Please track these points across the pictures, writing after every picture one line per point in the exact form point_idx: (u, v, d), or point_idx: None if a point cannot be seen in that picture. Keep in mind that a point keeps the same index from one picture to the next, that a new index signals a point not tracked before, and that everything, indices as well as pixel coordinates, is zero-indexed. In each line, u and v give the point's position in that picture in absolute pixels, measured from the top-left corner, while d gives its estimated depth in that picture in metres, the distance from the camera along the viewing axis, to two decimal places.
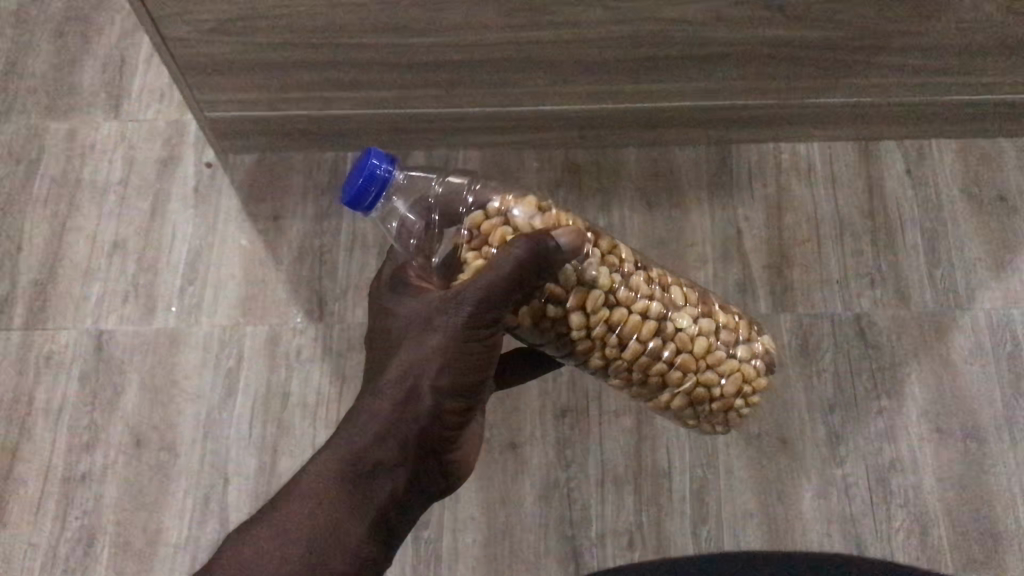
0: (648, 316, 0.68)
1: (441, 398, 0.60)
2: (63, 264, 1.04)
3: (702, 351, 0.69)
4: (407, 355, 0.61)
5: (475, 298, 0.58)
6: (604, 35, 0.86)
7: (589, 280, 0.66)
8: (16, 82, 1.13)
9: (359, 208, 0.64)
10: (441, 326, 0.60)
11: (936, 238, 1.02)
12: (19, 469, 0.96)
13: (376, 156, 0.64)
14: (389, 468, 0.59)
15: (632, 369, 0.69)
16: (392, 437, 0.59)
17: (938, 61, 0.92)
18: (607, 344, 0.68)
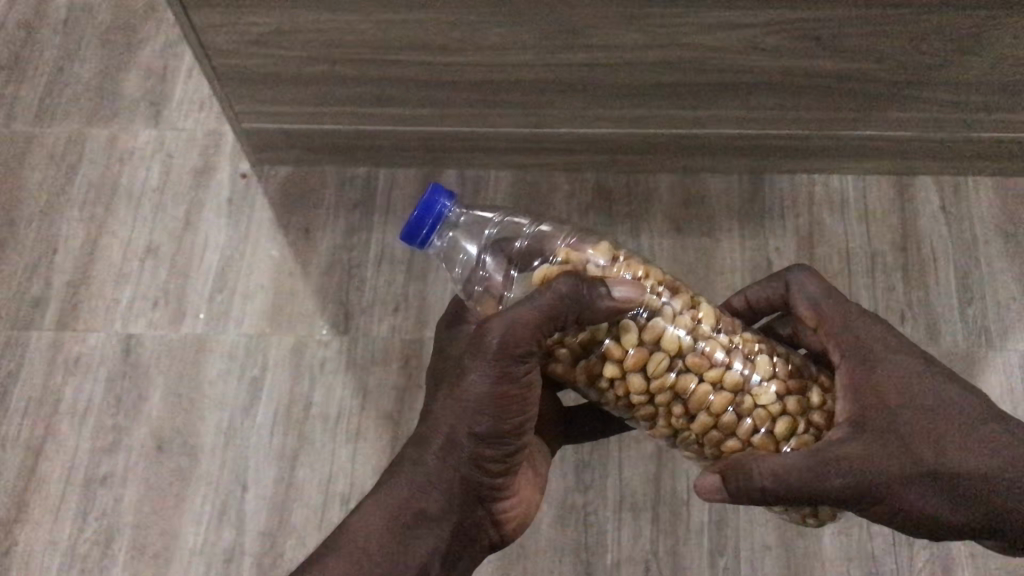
0: (721, 386, 0.63)
1: (484, 444, 0.60)
2: (96, 267, 1.06)
3: (784, 435, 0.62)
4: (448, 403, 0.61)
5: (511, 342, 0.58)
6: (640, 59, 0.87)
7: (652, 343, 0.62)
8: (61, 89, 1.15)
9: (415, 240, 0.65)
10: (480, 370, 0.59)
11: (970, 277, 1.00)
12: (42, 467, 0.97)
13: (437, 192, 0.64)
14: (435, 517, 0.59)
15: (703, 442, 0.65)
16: (434, 486, 0.60)
17: (975, 97, 0.91)
18: (673, 413, 0.64)
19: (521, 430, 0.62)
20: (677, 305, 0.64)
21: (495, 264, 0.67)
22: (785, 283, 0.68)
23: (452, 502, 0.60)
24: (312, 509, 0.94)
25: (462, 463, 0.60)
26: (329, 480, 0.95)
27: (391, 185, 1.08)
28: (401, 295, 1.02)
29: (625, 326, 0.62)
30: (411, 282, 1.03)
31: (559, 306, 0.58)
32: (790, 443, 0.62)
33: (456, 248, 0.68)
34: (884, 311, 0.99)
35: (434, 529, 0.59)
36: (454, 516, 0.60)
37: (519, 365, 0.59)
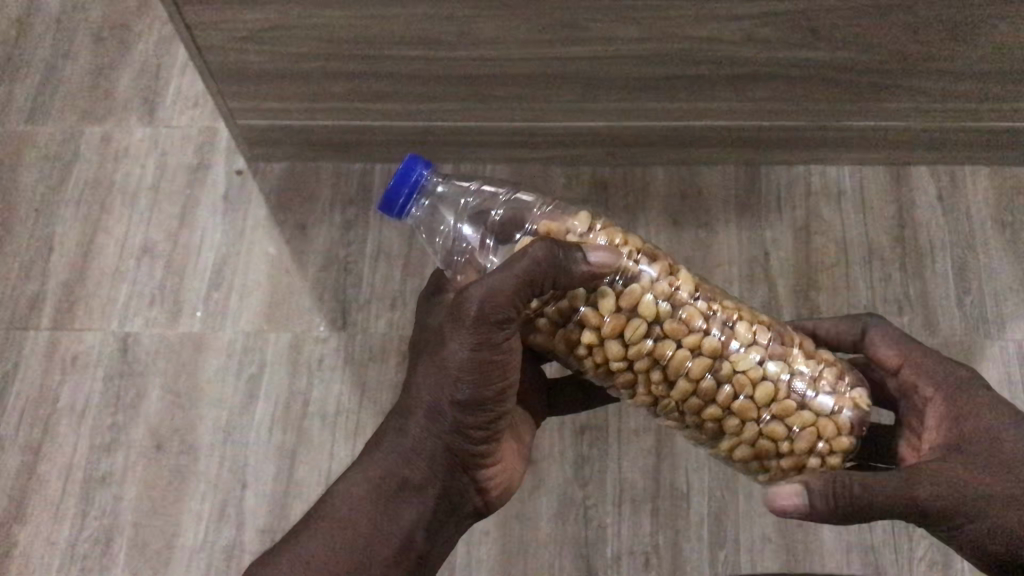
0: (700, 352, 0.62)
1: (465, 414, 0.61)
2: (92, 266, 1.06)
3: (764, 399, 0.62)
4: (431, 369, 0.61)
5: (485, 309, 0.56)
6: (635, 51, 0.86)
7: (630, 308, 0.61)
8: (54, 87, 1.15)
9: (393, 210, 0.65)
10: (457, 339, 0.58)
11: (967, 266, 1.00)
12: (40, 467, 0.97)
13: (413, 161, 0.65)
14: (418, 485, 0.62)
15: (683, 410, 0.64)
16: (418, 456, 0.62)
17: (972, 87, 0.91)
18: (652, 380, 0.63)
19: (502, 397, 0.61)
20: (656, 271, 0.64)
21: (474, 235, 0.67)
22: (862, 330, 0.68)
23: (434, 469, 0.62)
24: (311, 505, 0.94)
25: (445, 431, 0.61)
26: (328, 476, 0.95)
27: (387, 180, 1.08)
28: (398, 291, 1.02)
29: (602, 292, 0.61)
30: (408, 277, 1.02)
31: (534, 270, 0.55)
32: (771, 407, 0.63)
33: (436, 221, 0.69)
34: (881, 303, 0.99)
35: (419, 499, 0.62)
36: (436, 482, 0.62)
37: (496, 332, 0.57)
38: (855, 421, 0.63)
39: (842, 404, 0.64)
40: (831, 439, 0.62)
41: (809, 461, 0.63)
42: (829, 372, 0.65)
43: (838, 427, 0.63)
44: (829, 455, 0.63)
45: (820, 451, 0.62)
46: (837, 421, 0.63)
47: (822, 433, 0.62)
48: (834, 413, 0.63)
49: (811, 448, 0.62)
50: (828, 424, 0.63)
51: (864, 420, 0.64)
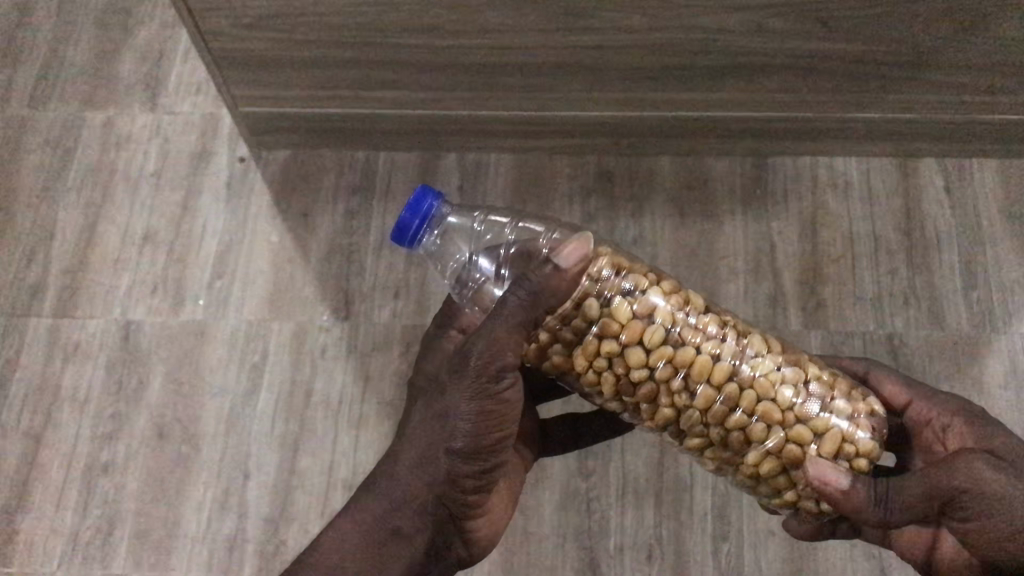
0: (718, 358, 0.64)
1: (457, 464, 0.61)
2: (94, 254, 1.05)
3: (787, 401, 0.63)
4: (429, 420, 0.62)
5: (484, 359, 0.58)
6: (643, 41, 0.85)
7: (648, 316, 0.64)
8: (56, 72, 1.14)
9: (404, 239, 0.65)
10: (459, 390, 0.60)
11: (974, 259, 1.00)
12: (42, 455, 0.97)
13: (426, 192, 0.65)
14: (407, 534, 0.63)
15: (708, 422, 0.64)
16: (406, 504, 0.63)
17: (982, 79, 0.90)
18: (674, 391, 0.64)
19: (500, 451, 0.62)
20: (665, 285, 0.66)
21: (487, 264, 0.68)
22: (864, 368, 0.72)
23: (423, 519, 0.63)
24: (315, 495, 0.93)
25: (439, 482, 0.62)
26: (331, 466, 0.94)
27: (391, 169, 1.07)
28: (402, 280, 1.01)
29: (618, 302, 0.63)
30: (411, 267, 1.02)
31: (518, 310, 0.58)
32: (794, 412, 0.63)
33: (450, 250, 0.69)
34: (887, 296, 0.99)
35: (407, 545, 0.63)
36: (424, 532, 0.63)
37: (494, 382, 0.59)
38: (874, 427, 0.64)
39: (860, 410, 0.64)
40: (856, 440, 0.62)
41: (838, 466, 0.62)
42: (837, 382, 0.66)
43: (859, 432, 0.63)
44: (857, 458, 0.62)
45: (849, 454, 0.62)
46: (858, 423, 0.63)
47: (845, 437, 0.62)
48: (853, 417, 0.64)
49: (839, 451, 0.62)
50: (850, 429, 0.63)
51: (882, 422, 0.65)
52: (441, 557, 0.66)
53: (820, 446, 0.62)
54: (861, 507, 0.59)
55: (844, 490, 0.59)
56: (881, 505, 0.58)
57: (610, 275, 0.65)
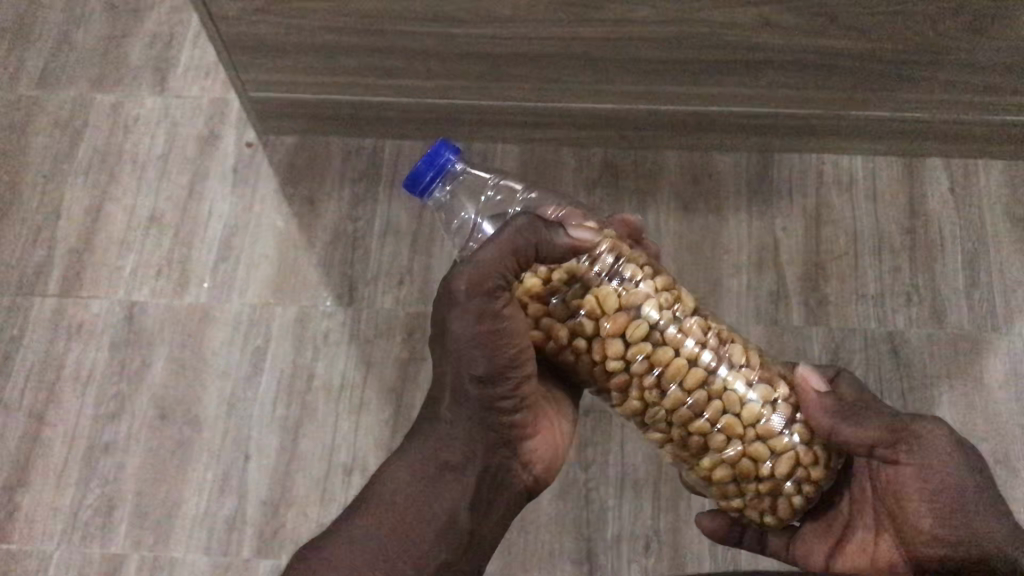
0: (695, 364, 0.64)
1: (487, 388, 0.61)
2: (100, 235, 1.06)
3: (750, 418, 0.64)
4: (448, 362, 0.62)
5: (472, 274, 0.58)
6: (651, 34, 0.86)
7: (633, 311, 0.64)
8: (66, 54, 1.14)
9: (416, 188, 0.65)
10: (459, 316, 0.59)
11: (977, 260, 1.00)
12: (44, 433, 0.97)
13: (443, 145, 0.66)
14: (457, 468, 0.62)
15: (671, 422, 0.65)
16: (452, 443, 0.63)
17: (988, 80, 0.90)
18: (645, 386, 0.64)
19: (522, 362, 0.61)
20: (660, 280, 0.66)
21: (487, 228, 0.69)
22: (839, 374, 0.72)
23: (473, 449, 0.62)
24: (315, 479, 0.94)
25: (476, 412, 0.62)
26: (331, 451, 0.95)
27: (397, 156, 1.07)
28: (405, 268, 1.02)
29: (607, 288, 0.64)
30: (416, 254, 1.02)
31: (519, 236, 0.59)
32: (756, 428, 0.64)
33: (457, 207, 0.70)
34: (890, 294, 0.99)
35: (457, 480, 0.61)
36: (478, 460, 0.62)
37: (492, 300, 0.59)
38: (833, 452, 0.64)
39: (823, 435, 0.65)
40: (811, 466, 0.63)
41: (787, 486, 0.64)
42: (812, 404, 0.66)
43: (816, 456, 0.64)
44: (806, 481, 0.64)
45: (800, 477, 0.64)
46: (818, 450, 0.64)
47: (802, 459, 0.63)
48: (817, 441, 0.64)
49: (790, 474, 0.63)
50: (809, 452, 0.63)
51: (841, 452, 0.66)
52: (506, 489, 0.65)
53: (774, 466, 0.63)
54: (820, 413, 0.62)
55: (818, 395, 0.63)
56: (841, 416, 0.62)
57: (610, 261, 0.66)
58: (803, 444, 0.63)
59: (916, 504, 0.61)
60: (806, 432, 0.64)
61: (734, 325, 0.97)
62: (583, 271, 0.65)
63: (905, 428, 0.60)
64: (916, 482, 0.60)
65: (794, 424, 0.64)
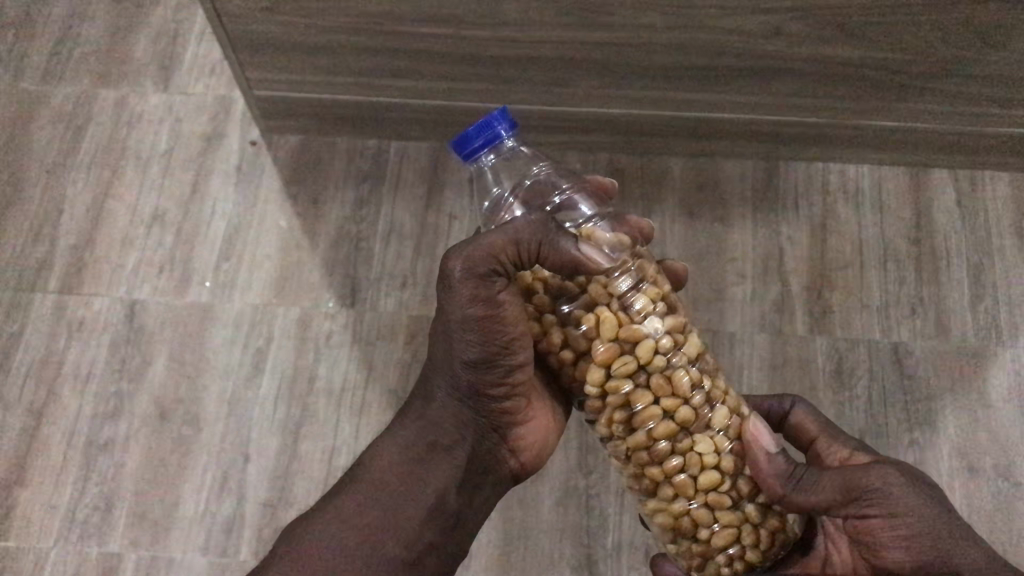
0: (673, 417, 0.60)
1: (477, 375, 0.61)
2: (101, 231, 1.05)
3: (706, 486, 0.61)
4: (442, 339, 0.62)
5: (467, 260, 0.56)
6: (660, 40, 0.85)
7: (626, 351, 0.60)
8: (70, 48, 1.14)
9: (461, 150, 0.62)
10: (455, 298, 0.58)
11: (982, 272, 0.99)
12: (43, 431, 0.97)
13: (501, 113, 0.62)
14: (446, 449, 0.64)
15: (629, 456, 0.63)
16: (441, 425, 0.64)
17: (998, 91, 0.90)
18: (614, 419, 0.61)
19: (513, 351, 0.60)
20: (672, 323, 0.61)
21: (516, 209, 0.66)
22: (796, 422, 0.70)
23: (463, 432, 0.64)
24: (314, 481, 0.93)
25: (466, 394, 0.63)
26: (331, 453, 0.94)
27: (402, 158, 1.07)
28: (408, 270, 1.01)
29: (610, 312, 0.60)
30: (419, 256, 1.02)
31: (528, 231, 0.56)
32: (707, 495, 0.61)
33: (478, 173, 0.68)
34: (894, 305, 0.99)
35: (447, 460, 0.63)
36: (467, 442, 0.64)
37: (483, 287, 0.57)
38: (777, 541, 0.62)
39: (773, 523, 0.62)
40: (749, 547, 0.61)
41: (717, 556, 0.62)
42: None
43: (757, 539, 0.61)
44: (738, 558, 0.62)
45: (733, 553, 0.62)
46: (760, 536, 0.61)
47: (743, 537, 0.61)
48: (765, 525, 0.61)
49: (724, 548, 0.61)
50: (751, 536, 0.61)
51: (789, 543, 0.63)
52: (495, 471, 0.67)
53: (711, 535, 0.61)
54: (772, 478, 0.59)
55: (766, 455, 0.60)
56: (792, 482, 0.58)
57: (630, 284, 0.61)
58: (748, 523, 0.61)
59: (891, 554, 0.55)
60: (760, 513, 0.61)
61: (737, 335, 0.97)
62: (596, 285, 0.60)
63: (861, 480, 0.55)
64: (886, 535, 0.55)
65: (750, 502, 0.61)
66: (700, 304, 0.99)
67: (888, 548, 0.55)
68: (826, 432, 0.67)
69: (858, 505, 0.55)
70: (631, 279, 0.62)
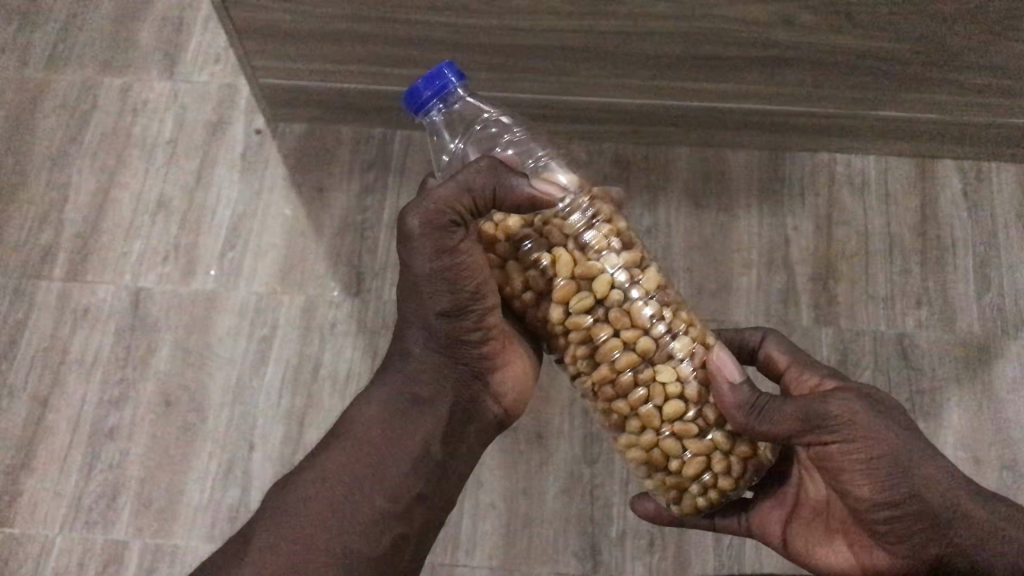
0: (633, 348, 0.61)
1: (451, 325, 0.61)
2: (107, 219, 1.05)
3: (671, 415, 0.61)
4: (410, 299, 0.61)
5: (429, 210, 0.56)
6: (666, 29, 0.85)
7: (584, 284, 0.61)
8: (75, 36, 1.13)
9: (412, 104, 0.62)
10: (421, 250, 0.57)
11: (988, 263, 0.99)
12: (48, 418, 0.97)
13: (448, 65, 0.62)
14: (428, 400, 0.62)
15: (596, 394, 0.63)
16: (420, 379, 0.63)
17: (1007, 83, 0.90)
18: (578, 356, 0.62)
19: (483, 296, 0.60)
20: (627, 256, 0.62)
21: (470, 153, 0.66)
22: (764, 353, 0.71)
23: (444, 383, 0.63)
24: None
25: (441, 346, 0.63)
26: None
27: (408, 147, 1.06)
28: None
29: (565, 251, 0.61)
30: None
31: (478, 176, 0.56)
32: (675, 424, 0.61)
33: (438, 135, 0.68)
34: (900, 296, 0.98)
35: (431, 413, 0.62)
36: (448, 394, 0.63)
37: (446, 240, 0.57)
38: (749, 466, 0.62)
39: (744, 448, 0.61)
40: (720, 474, 0.61)
41: (692, 484, 0.62)
42: None
43: (729, 464, 0.61)
44: (711, 486, 0.62)
45: (706, 480, 0.62)
46: (731, 460, 0.61)
47: (714, 464, 0.61)
48: (735, 451, 0.61)
49: (696, 475, 0.61)
50: (722, 461, 0.61)
51: (763, 467, 0.62)
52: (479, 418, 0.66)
53: (682, 464, 0.61)
54: (733, 407, 0.58)
55: (730, 383, 0.59)
56: (753, 412, 0.57)
57: (582, 220, 0.62)
58: (718, 450, 0.61)
59: (849, 477, 0.57)
60: (728, 439, 0.61)
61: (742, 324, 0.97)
62: (552, 226, 0.62)
63: (820, 410, 0.55)
64: (845, 459, 0.56)
65: (718, 429, 0.61)
66: (706, 294, 0.99)
67: (845, 471, 0.57)
68: (795, 361, 0.67)
69: (818, 435, 0.56)
70: (584, 216, 0.63)
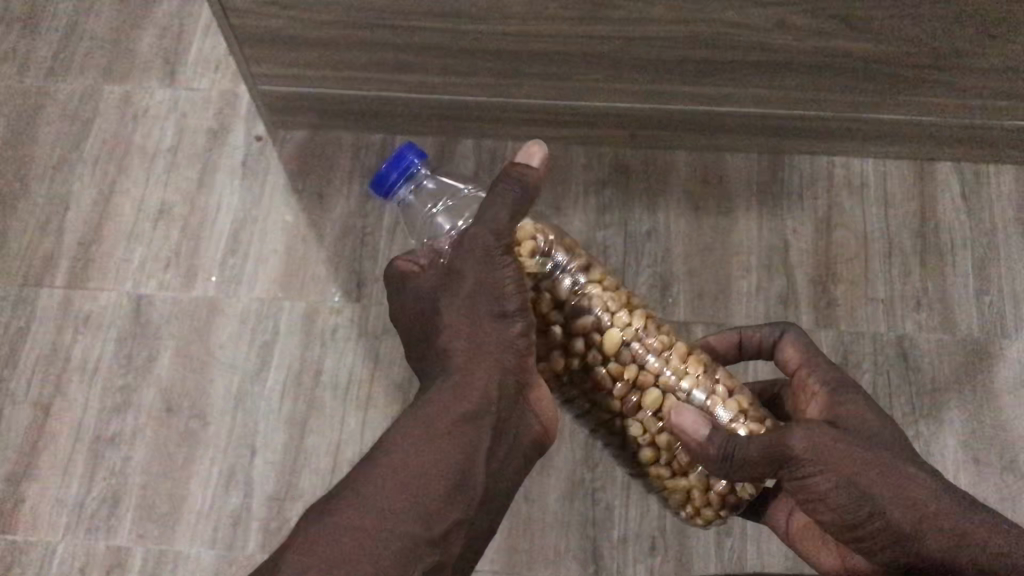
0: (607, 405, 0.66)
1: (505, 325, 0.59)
2: (108, 226, 1.05)
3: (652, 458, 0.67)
4: (464, 302, 0.59)
5: (488, 233, 0.59)
6: (664, 34, 0.85)
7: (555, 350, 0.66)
8: (75, 45, 1.14)
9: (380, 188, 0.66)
10: (473, 270, 0.59)
11: (987, 264, 1.00)
12: (50, 425, 0.97)
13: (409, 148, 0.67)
14: (473, 413, 0.57)
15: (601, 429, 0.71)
16: (466, 390, 0.57)
17: (1004, 84, 0.90)
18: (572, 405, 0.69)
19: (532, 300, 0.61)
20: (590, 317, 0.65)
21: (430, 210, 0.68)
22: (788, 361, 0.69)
23: (489, 396, 0.57)
24: (320, 475, 0.94)
25: (489, 350, 0.59)
26: (338, 447, 0.95)
27: None
28: None
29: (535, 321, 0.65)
30: None
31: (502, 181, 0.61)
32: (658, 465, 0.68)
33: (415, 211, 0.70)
34: (899, 298, 0.99)
35: (474, 426, 0.56)
36: (492, 411, 0.57)
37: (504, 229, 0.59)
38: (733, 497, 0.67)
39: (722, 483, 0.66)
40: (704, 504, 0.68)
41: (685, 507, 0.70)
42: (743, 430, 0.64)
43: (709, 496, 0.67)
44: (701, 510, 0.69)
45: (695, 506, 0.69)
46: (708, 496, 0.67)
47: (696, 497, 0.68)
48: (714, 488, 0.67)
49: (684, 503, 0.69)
50: (702, 495, 0.67)
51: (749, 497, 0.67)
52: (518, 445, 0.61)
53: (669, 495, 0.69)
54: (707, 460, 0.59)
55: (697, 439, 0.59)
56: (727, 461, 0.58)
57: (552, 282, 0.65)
58: (697, 486, 0.67)
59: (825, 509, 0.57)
60: (703, 480, 0.66)
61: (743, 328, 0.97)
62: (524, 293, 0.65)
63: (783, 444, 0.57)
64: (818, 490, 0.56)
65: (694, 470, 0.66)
66: (706, 297, 0.99)
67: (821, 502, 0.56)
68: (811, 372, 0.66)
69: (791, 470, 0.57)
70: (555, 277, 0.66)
